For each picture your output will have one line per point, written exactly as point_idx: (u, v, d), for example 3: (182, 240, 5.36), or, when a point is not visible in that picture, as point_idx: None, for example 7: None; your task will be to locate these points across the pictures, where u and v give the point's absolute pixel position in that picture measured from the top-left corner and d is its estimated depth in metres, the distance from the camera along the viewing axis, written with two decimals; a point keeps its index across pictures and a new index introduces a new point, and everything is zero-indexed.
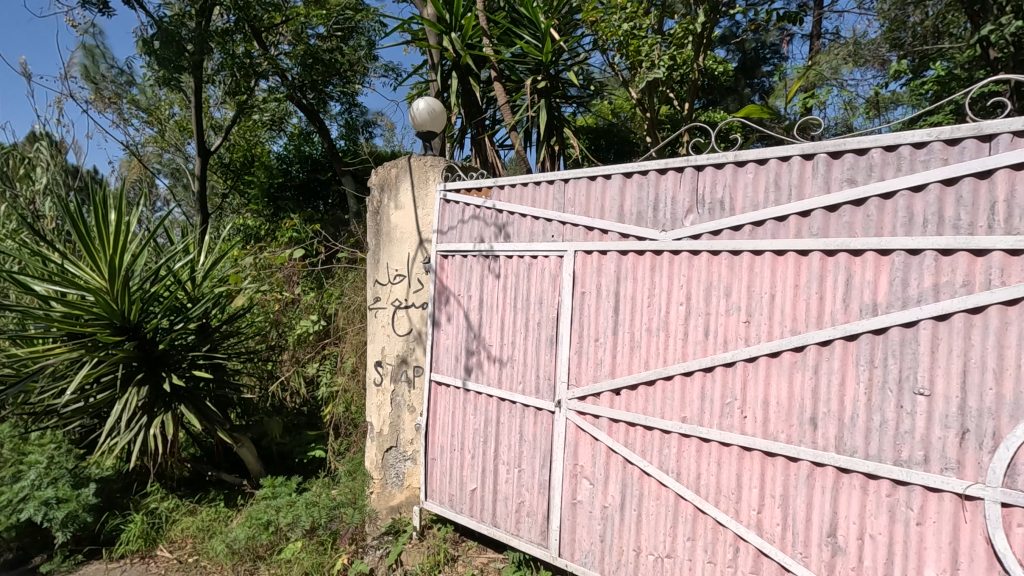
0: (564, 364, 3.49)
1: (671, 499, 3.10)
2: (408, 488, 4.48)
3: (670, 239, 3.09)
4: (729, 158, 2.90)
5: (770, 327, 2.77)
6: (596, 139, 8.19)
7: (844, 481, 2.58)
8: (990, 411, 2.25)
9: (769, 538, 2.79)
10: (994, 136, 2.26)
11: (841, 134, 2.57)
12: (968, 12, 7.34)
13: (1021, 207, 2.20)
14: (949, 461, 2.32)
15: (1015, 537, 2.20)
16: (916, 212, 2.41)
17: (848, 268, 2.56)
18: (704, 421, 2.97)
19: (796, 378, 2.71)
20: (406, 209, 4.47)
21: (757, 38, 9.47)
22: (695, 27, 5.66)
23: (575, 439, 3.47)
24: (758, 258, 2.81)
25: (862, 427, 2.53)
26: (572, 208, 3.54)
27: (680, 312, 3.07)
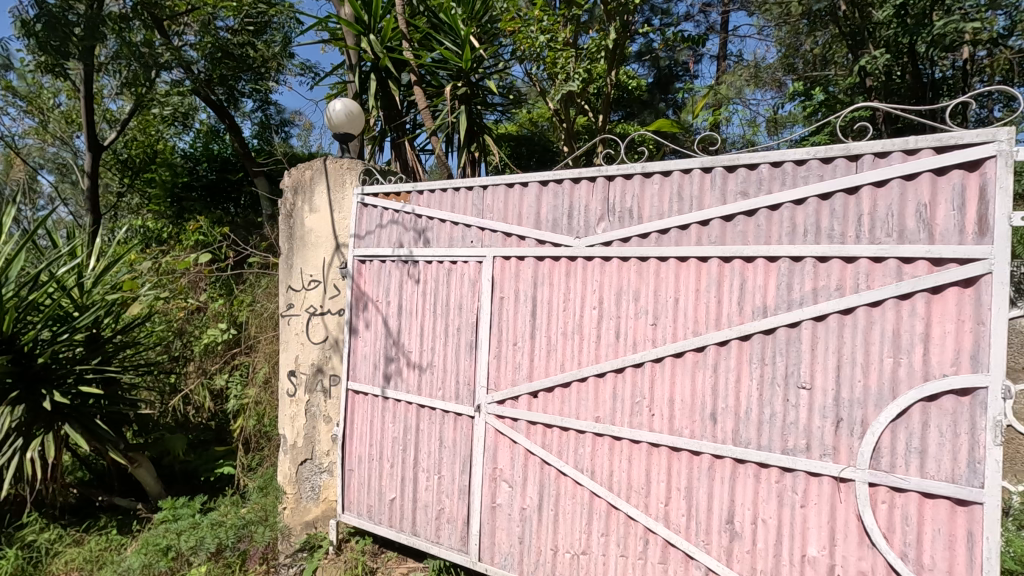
0: (483, 368, 3.52)
1: (586, 497, 3.20)
2: (325, 501, 4.34)
3: (584, 246, 3.20)
4: (636, 170, 3.05)
5: (675, 329, 2.94)
6: (518, 147, 8.34)
7: (740, 471, 2.78)
8: (859, 401, 2.52)
9: (675, 529, 2.94)
10: (860, 156, 2.53)
11: (735, 150, 2.78)
12: (848, 44, 8.20)
13: (882, 220, 2.49)
14: (827, 448, 2.57)
15: (880, 512, 2.47)
16: (798, 222, 2.65)
17: (741, 274, 2.78)
18: (616, 420, 3.10)
19: (697, 376, 2.89)
20: (321, 213, 4.33)
21: (671, 56, 9.83)
22: (608, 44, 5.93)
23: (494, 442, 3.50)
24: (664, 264, 2.98)
25: (754, 420, 2.74)
26: (491, 214, 3.58)
27: (593, 316, 3.19)
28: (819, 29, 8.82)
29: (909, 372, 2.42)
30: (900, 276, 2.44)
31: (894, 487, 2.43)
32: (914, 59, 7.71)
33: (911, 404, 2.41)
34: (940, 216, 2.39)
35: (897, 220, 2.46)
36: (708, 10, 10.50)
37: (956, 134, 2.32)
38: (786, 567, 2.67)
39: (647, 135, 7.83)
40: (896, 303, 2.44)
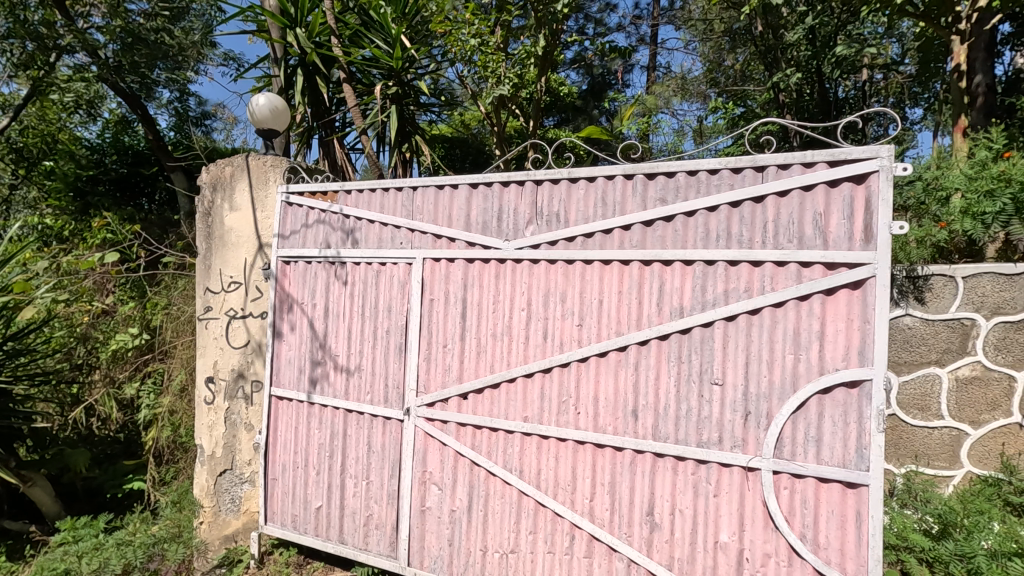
0: (413, 370, 3.49)
1: (514, 496, 3.24)
2: (246, 513, 4.15)
3: (512, 248, 3.25)
4: (563, 175, 3.13)
5: (599, 329, 3.05)
6: (451, 150, 8.35)
7: (660, 464, 2.91)
8: (765, 395, 2.71)
9: (599, 523, 3.04)
10: (765, 168, 2.71)
11: (654, 158, 2.92)
12: (764, 62, 8.78)
13: (784, 227, 2.69)
14: (737, 440, 2.75)
15: (783, 498, 2.67)
16: (711, 228, 2.82)
17: (660, 276, 2.91)
18: (543, 419, 3.17)
19: (620, 374, 3.00)
20: (242, 211, 4.14)
21: (603, 64, 10.18)
22: (537, 50, 6.04)
23: (424, 445, 3.48)
24: (589, 266, 3.08)
25: (673, 415, 2.88)
26: (420, 216, 3.56)
27: (522, 318, 3.24)
28: (740, 46, 9.39)
29: (807, 367, 2.63)
30: (799, 279, 2.65)
31: (795, 474, 2.64)
32: (820, 78, 8.37)
33: (809, 397, 2.62)
34: (834, 224, 2.62)
35: (797, 227, 2.67)
36: (639, 23, 10.92)
37: (846, 149, 2.55)
38: (701, 554, 2.83)
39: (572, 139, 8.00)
40: (796, 304, 2.65)
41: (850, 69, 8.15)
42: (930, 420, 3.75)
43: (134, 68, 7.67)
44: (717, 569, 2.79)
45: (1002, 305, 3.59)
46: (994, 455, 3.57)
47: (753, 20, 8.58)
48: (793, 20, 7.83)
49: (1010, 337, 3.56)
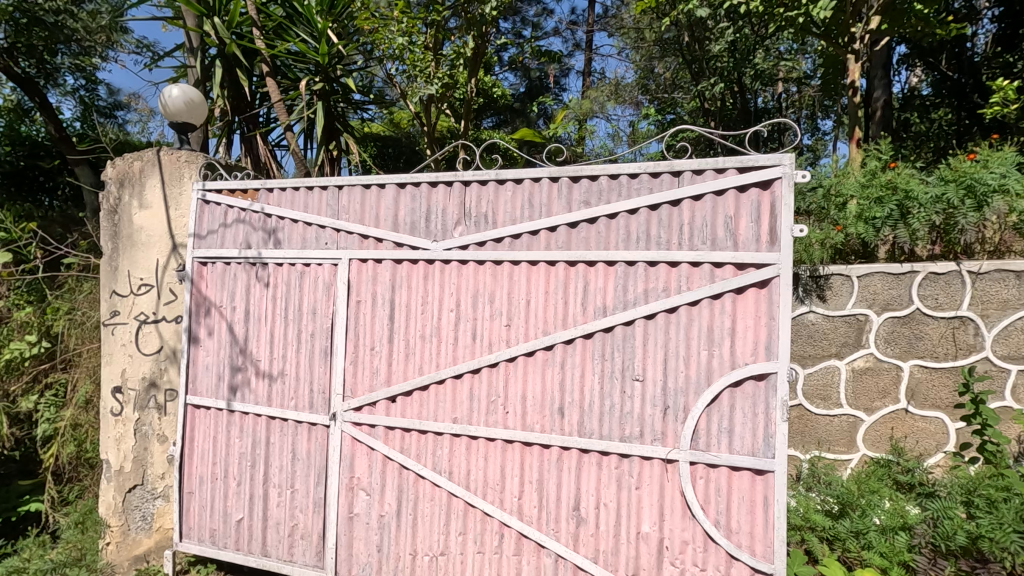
0: (339, 374, 3.40)
1: (444, 498, 3.23)
2: (159, 530, 3.90)
3: (441, 249, 3.23)
4: (490, 176, 3.15)
5: (527, 329, 3.08)
6: (385, 148, 8.20)
7: (585, 460, 2.99)
8: (682, 390, 2.84)
9: (528, 521, 3.08)
10: (681, 172, 2.84)
11: (579, 162, 2.98)
12: (692, 72, 9.24)
13: (698, 229, 2.83)
14: (657, 434, 2.87)
15: (699, 487, 2.81)
16: (632, 230, 2.92)
17: (584, 277, 2.99)
18: (473, 420, 3.17)
19: (547, 373, 3.06)
20: (153, 209, 3.88)
21: (540, 68, 10.37)
22: (467, 52, 6.01)
23: (351, 451, 3.40)
24: (516, 267, 3.11)
25: (597, 412, 2.96)
26: (346, 215, 3.47)
27: (451, 318, 3.23)
28: (670, 55, 9.79)
29: (720, 362, 2.78)
30: (713, 279, 2.80)
31: (709, 464, 2.78)
32: (740, 88, 8.88)
33: (722, 390, 2.77)
34: (742, 227, 2.78)
35: (710, 230, 2.81)
36: (575, 28, 11.14)
37: (753, 157, 2.71)
38: (624, 545, 2.93)
39: (502, 141, 8.04)
40: (710, 303, 2.80)
41: (767, 81, 8.70)
42: (832, 409, 3.96)
43: (31, 51, 7.12)
44: (639, 559, 2.90)
45: (891, 303, 3.83)
46: (884, 439, 3.80)
47: (681, 32, 8.99)
48: (716, 32, 8.26)
49: (898, 330, 3.80)
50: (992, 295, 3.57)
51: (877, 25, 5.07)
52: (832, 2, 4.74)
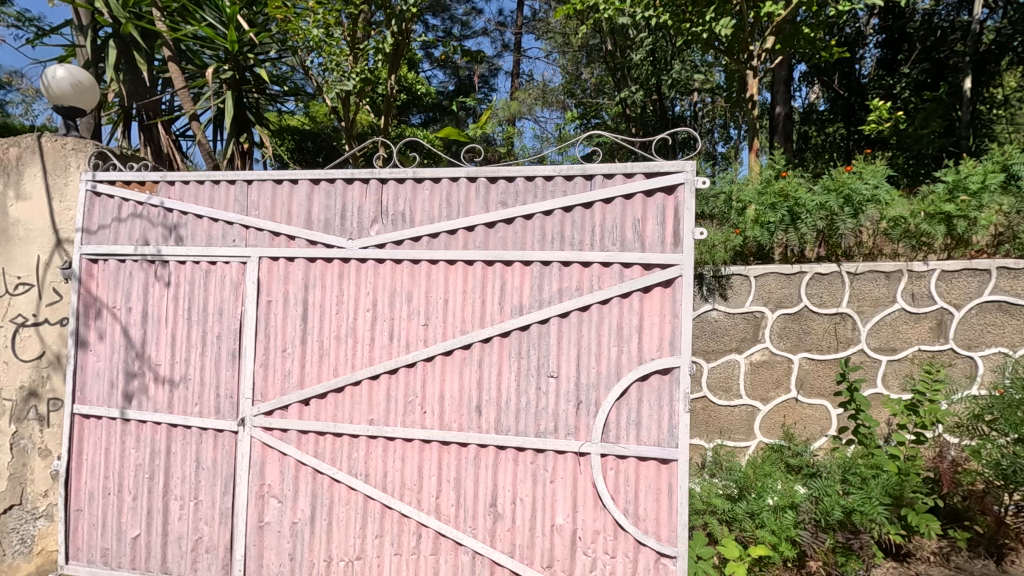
0: (248, 378, 3.24)
1: (360, 501, 3.17)
2: (40, 554, 3.53)
3: (357, 248, 3.16)
4: (408, 174, 3.12)
5: (445, 329, 3.09)
6: (302, 141, 7.93)
7: (502, 456, 3.04)
8: (595, 385, 2.95)
9: (445, 519, 3.09)
10: (594, 176, 2.95)
11: (495, 163, 3.02)
12: (614, 78, 9.58)
13: (609, 230, 2.95)
14: (570, 428, 2.96)
15: (609, 478, 2.93)
16: (547, 231, 3.00)
17: (501, 276, 3.03)
18: (389, 421, 3.14)
19: (465, 371, 3.07)
20: (33, 201, 3.54)
21: (469, 67, 10.38)
22: (385, 47, 5.88)
23: (261, 457, 3.25)
24: (434, 266, 3.11)
25: (514, 408, 3.02)
26: (256, 211, 3.31)
27: (367, 318, 3.17)
28: (594, 61, 10.12)
29: (629, 358, 2.92)
30: (622, 278, 2.93)
31: (619, 455, 2.92)
32: (658, 96, 9.32)
33: (630, 384, 2.91)
34: (649, 229, 2.93)
35: (620, 231, 2.94)
36: (504, 29, 11.23)
37: (659, 163, 2.86)
38: (539, 538, 3.00)
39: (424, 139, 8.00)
40: (620, 301, 2.93)
41: (683, 90, 9.20)
42: (733, 399, 4.18)
43: None
44: (553, 550, 2.99)
45: (784, 300, 4.13)
46: (777, 426, 4.09)
47: (604, 39, 9.30)
48: (636, 42, 8.64)
49: (789, 326, 4.11)
50: (868, 293, 3.98)
51: (772, 44, 5.50)
52: (733, 21, 5.10)
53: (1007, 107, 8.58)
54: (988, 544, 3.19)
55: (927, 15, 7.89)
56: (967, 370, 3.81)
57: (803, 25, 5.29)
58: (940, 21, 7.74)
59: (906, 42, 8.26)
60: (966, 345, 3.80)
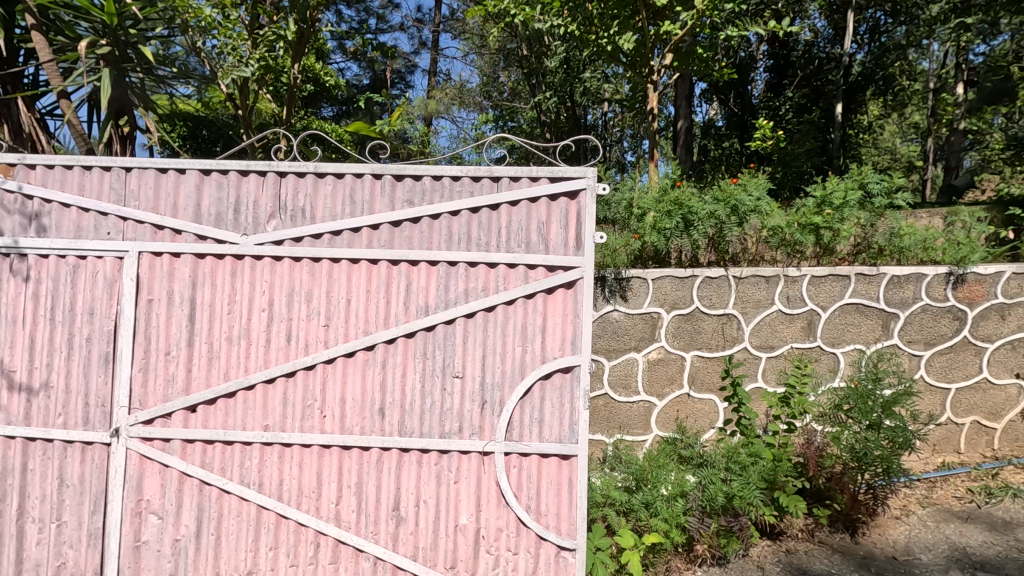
0: (124, 384, 2.95)
1: (252, 512, 2.99)
2: None
3: (251, 244, 2.98)
4: (309, 169, 2.99)
5: (347, 329, 2.99)
6: (197, 128, 7.55)
7: (405, 458, 3.00)
8: (499, 384, 2.99)
9: (346, 526, 3.00)
10: (500, 178, 2.99)
11: (402, 161, 2.97)
12: (531, 83, 9.76)
13: (515, 232, 3.00)
14: (475, 428, 2.98)
15: (512, 476, 2.98)
16: (454, 231, 2.99)
17: (407, 276, 2.99)
18: (286, 426, 3.00)
19: (368, 373, 3.00)
20: None
21: (385, 62, 10.14)
22: (286, 34, 5.58)
23: (139, 470, 2.98)
24: (336, 265, 3.00)
25: (418, 410, 2.99)
26: (136, 202, 3.02)
27: (263, 319, 3.00)
28: (511, 66, 10.27)
29: (532, 357, 2.98)
30: (527, 279, 2.98)
31: (522, 453, 2.98)
32: (571, 104, 9.64)
33: (533, 383, 2.98)
34: (553, 232, 3.01)
35: (525, 234, 3.00)
36: (421, 26, 11.10)
37: (562, 168, 2.96)
38: (442, 539, 2.99)
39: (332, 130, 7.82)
40: (525, 302, 2.99)
41: (594, 99, 9.58)
42: (631, 395, 4.29)
43: None
44: (457, 551, 2.99)
45: (677, 302, 4.30)
46: (671, 420, 4.31)
47: (520, 44, 9.46)
48: (551, 49, 8.89)
49: (682, 326, 4.30)
50: (750, 295, 4.30)
51: (670, 62, 5.87)
52: (635, 37, 5.38)
53: (871, 132, 9.72)
54: (845, 520, 3.59)
55: (808, 45, 8.92)
56: (830, 365, 4.30)
57: (698, 46, 5.71)
58: (819, 51, 8.84)
59: (790, 68, 9.11)
60: (831, 342, 4.29)
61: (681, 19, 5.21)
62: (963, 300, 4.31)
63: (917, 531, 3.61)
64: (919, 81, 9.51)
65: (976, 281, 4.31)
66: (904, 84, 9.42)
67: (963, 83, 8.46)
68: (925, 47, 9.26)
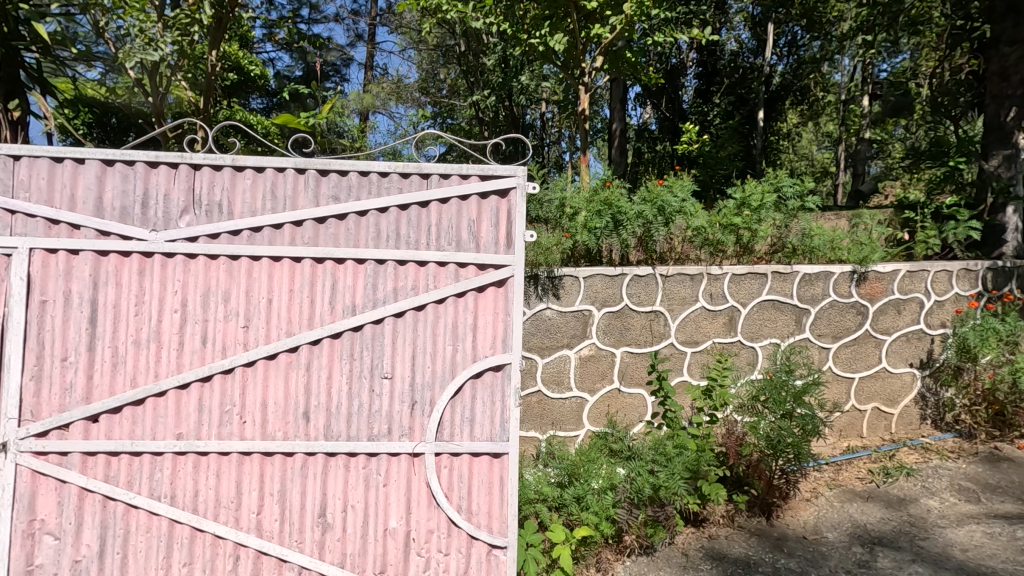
0: (14, 394, 2.68)
1: (163, 526, 2.80)
2: None
3: (161, 240, 2.78)
4: (226, 162, 2.82)
5: (268, 330, 2.85)
6: (105, 115, 6.99)
7: (332, 463, 2.90)
8: (429, 384, 2.95)
9: (267, 537, 2.87)
10: (430, 175, 2.95)
11: (327, 155, 2.87)
12: (469, 80, 9.71)
13: (445, 230, 2.96)
14: (405, 429, 2.93)
15: (443, 476, 2.95)
16: (382, 229, 2.92)
17: (332, 274, 2.89)
18: (202, 434, 2.83)
19: (291, 376, 2.87)
20: None
21: (319, 53, 9.81)
22: (202, 18, 5.28)
23: (32, 487, 2.72)
24: (256, 263, 2.85)
25: (345, 413, 2.90)
26: (26, 193, 2.74)
27: (174, 320, 2.81)
28: (450, 63, 10.23)
29: (463, 356, 2.97)
30: (458, 278, 2.96)
31: (453, 453, 2.95)
32: (509, 103, 9.70)
33: (464, 382, 2.96)
34: (484, 230, 3.00)
35: (456, 232, 2.97)
36: (356, 19, 10.82)
37: (493, 167, 2.96)
38: (371, 544, 2.92)
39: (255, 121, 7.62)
40: (455, 301, 2.96)
41: (532, 99, 9.66)
42: (564, 392, 4.26)
43: None
44: (386, 556, 2.93)
45: (608, 299, 4.32)
46: (603, 415, 4.37)
47: (459, 41, 9.48)
48: (489, 47, 8.86)
49: (612, 323, 4.35)
50: (676, 293, 4.43)
51: (601, 64, 5.99)
52: (565, 38, 5.46)
53: (788, 138, 10.35)
54: (762, 504, 3.80)
55: (733, 54, 9.48)
56: (749, 359, 4.55)
57: (627, 50, 5.87)
58: (743, 60, 9.45)
59: (717, 76, 9.60)
60: (750, 337, 4.54)
61: (611, 23, 5.34)
62: (865, 296, 4.69)
63: (824, 511, 3.88)
64: (831, 92, 10.23)
65: (876, 278, 4.70)
66: (819, 95, 10.09)
67: (868, 96, 9.19)
68: (836, 61, 9.98)
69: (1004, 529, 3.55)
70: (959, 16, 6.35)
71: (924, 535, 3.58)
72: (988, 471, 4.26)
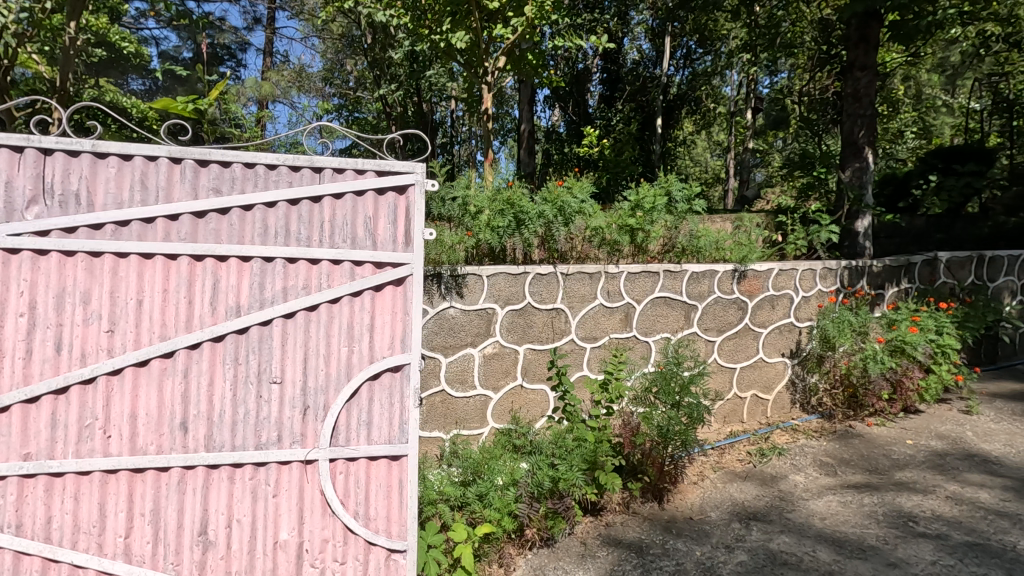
0: None
1: (7, 560, 2.46)
2: None
3: (2, 235, 2.42)
4: (84, 147, 2.51)
5: (138, 334, 2.59)
6: None
7: (214, 476, 2.70)
8: (323, 388, 2.82)
9: (138, 561, 2.62)
10: (322, 169, 2.82)
11: (205, 144, 2.65)
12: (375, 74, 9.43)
13: (339, 226, 2.85)
14: (296, 436, 2.78)
15: (338, 482, 2.85)
16: (269, 224, 2.75)
17: (213, 273, 2.67)
18: (55, 453, 2.51)
19: (165, 384, 2.63)
20: None
21: (211, 35, 9.10)
22: None
23: None
24: (123, 261, 2.57)
25: (228, 421, 2.71)
26: None
27: (20, 326, 2.47)
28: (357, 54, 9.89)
29: (359, 358, 2.87)
30: (353, 276, 2.86)
31: (349, 458, 2.85)
32: (416, 98, 9.51)
33: (361, 384, 2.87)
34: (381, 227, 2.92)
35: (351, 229, 2.86)
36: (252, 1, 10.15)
37: (389, 162, 2.88)
38: (260, 559, 2.76)
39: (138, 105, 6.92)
40: (351, 300, 2.85)
41: (440, 95, 9.53)
42: (468, 390, 4.24)
43: None
44: (276, 570, 2.78)
45: (511, 297, 4.34)
46: (506, 412, 4.43)
47: (364, 32, 9.15)
48: (396, 41, 8.53)
49: (515, 321, 4.39)
50: (577, 291, 4.57)
51: (505, 64, 6.04)
52: (468, 36, 5.42)
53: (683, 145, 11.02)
54: (653, 489, 4.04)
55: (635, 64, 9.86)
56: (643, 352, 4.82)
57: (530, 52, 5.97)
58: (643, 69, 9.88)
59: (620, 83, 10.01)
60: (644, 332, 4.80)
61: (513, 24, 5.39)
62: (745, 292, 5.12)
63: (708, 492, 4.19)
64: (720, 105, 11.02)
65: (754, 276, 5.15)
66: (710, 105, 10.82)
67: (750, 109, 10.01)
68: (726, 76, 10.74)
69: (855, 497, 4.03)
70: (823, 41, 7.08)
71: (790, 508, 3.97)
72: (843, 447, 4.81)
